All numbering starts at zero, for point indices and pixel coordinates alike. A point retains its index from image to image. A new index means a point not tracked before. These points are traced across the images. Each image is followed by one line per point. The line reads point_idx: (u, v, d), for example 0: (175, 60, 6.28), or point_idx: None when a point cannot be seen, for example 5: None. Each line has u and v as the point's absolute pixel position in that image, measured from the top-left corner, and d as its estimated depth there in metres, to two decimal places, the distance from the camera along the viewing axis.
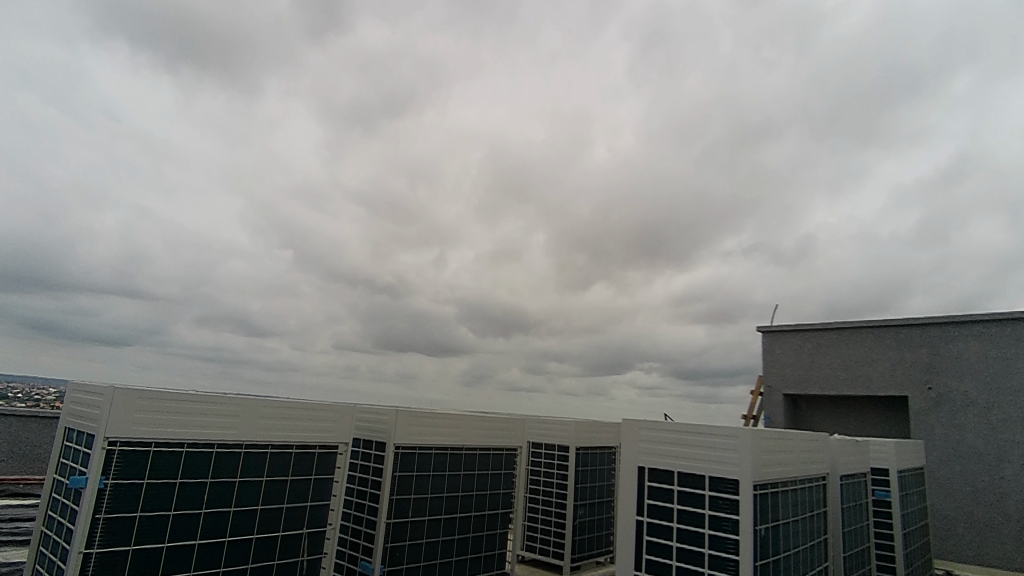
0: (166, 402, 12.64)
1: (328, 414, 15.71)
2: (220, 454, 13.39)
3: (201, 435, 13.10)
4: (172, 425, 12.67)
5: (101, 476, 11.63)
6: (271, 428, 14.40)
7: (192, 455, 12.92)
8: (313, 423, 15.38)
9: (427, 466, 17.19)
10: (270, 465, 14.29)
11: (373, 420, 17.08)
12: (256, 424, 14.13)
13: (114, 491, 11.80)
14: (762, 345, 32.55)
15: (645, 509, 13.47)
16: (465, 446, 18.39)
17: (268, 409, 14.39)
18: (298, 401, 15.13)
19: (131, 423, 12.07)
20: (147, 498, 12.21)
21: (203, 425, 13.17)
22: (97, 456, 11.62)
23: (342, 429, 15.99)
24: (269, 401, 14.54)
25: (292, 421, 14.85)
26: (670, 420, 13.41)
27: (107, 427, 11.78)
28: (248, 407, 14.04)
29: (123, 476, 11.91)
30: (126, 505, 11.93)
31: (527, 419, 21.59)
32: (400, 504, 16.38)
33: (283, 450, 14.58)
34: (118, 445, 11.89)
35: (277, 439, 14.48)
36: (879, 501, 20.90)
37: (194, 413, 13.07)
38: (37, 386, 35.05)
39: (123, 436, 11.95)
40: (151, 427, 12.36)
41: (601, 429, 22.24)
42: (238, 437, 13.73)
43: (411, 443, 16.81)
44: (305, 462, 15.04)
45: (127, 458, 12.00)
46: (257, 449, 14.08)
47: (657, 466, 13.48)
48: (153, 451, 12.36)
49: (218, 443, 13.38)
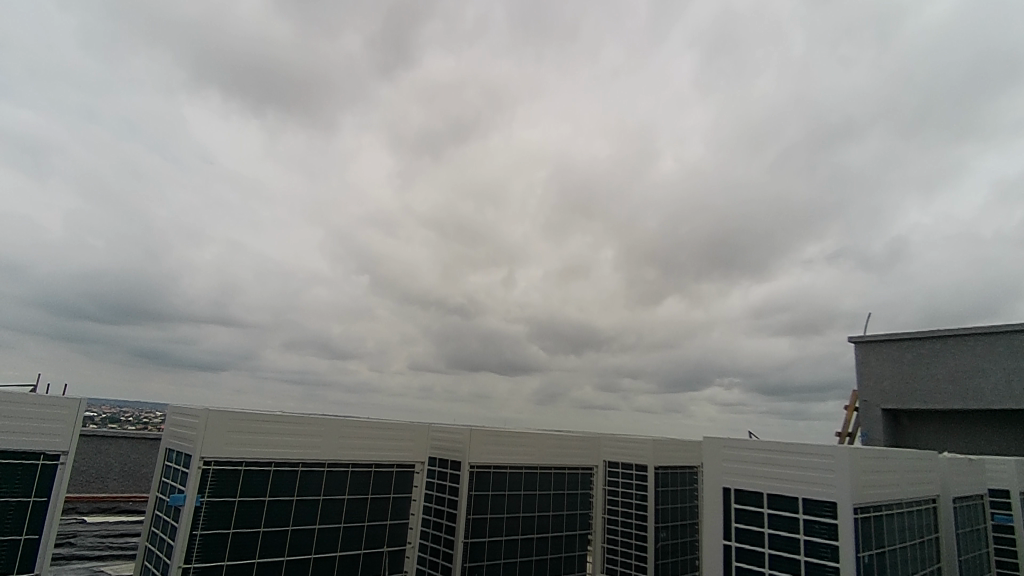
0: (255, 423, 13.20)
1: (404, 433, 15.89)
2: (304, 473, 13.80)
3: (287, 454, 13.57)
4: (260, 445, 13.20)
5: (197, 494, 12.27)
6: (352, 447, 14.73)
7: (279, 474, 13.40)
8: (391, 442, 15.58)
9: (502, 485, 17.02)
10: (351, 484, 14.59)
11: (448, 439, 17.13)
12: (337, 443, 14.49)
13: (210, 508, 12.40)
14: (855, 357, 30.32)
15: (732, 533, 12.65)
16: (540, 465, 18.08)
17: (348, 429, 14.73)
18: (376, 420, 15.41)
19: (224, 443, 12.69)
20: (239, 515, 12.74)
21: (288, 445, 13.63)
22: (194, 475, 12.27)
23: (419, 448, 16.11)
24: (349, 420, 14.88)
25: (370, 440, 15.12)
26: (756, 438, 12.65)
27: (203, 447, 12.43)
28: (330, 427, 14.42)
29: (217, 494, 12.51)
30: (220, 522, 12.49)
31: (602, 438, 21.00)
32: (477, 524, 16.29)
33: (363, 469, 14.85)
34: (213, 465, 12.52)
35: (357, 458, 14.78)
36: (999, 526, 18.74)
37: (280, 433, 13.55)
38: (146, 410, 38.06)
39: (217, 456, 12.56)
40: (241, 448, 12.93)
41: (680, 447, 21.34)
42: (321, 456, 14.12)
43: (485, 461, 16.72)
44: (384, 481, 15.26)
45: (220, 477, 12.61)
46: (338, 468, 14.42)
47: (744, 487, 12.68)
48: (244, 470, 12.91)
49: (302, 462, 13.80)
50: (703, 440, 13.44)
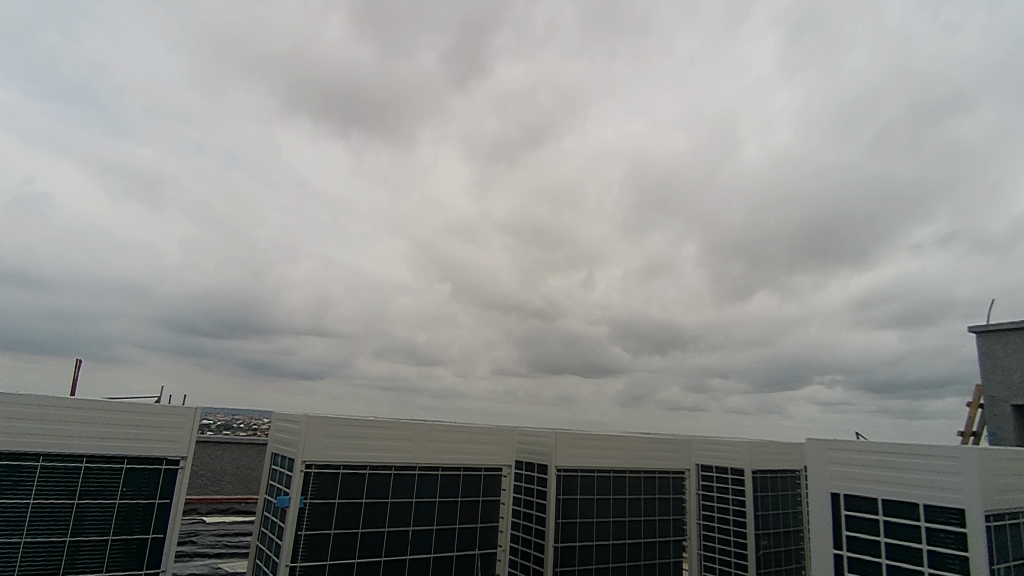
0: (350, 428, 13.74)
1: (491, 437, 15.99)
2: (397, 476, 14.22)
3: (381, 458, 14.03)
4: (356, 449, 13.74)
5: (301, 496, 12.94)
6: (441, 451, 15.01)
7: (373, 477, 13.88)
8: (478, 445, 15.74)
9: (590, 489, 16.75)
10: (441, 487, 14.87)
11: (533, 442, 17.08)
12: (427, 447, 14.80)
13: (312, 510, 13.04)
14: (977, 348, 27.41)
15: (843, 541, 11.72)
16: (629, 469, 17.64)
17: (437, 433, 15.02)
18: (463, 424, 15.61)
19: (323, 448, 13.32)
20: (339, 517, 13.30)
21: (381, 449, 14.09)
22: (297, 478, 12.95)
23: (506, 452, 16.16)
24: (437, 424, 15.18)
25: (458, 444, 15.34)
26: (866, 439, 11.69)
27: (304, 452, 13.11)
28: (420, 431, 14.77)
29: (318, 496, 13.14)
30: (322, 523, 13.10)
31: (693, 440, 20.20)
32: (566, 528, 16.11)
33: (452, 472, 15.10)
34: (314, 468, 13.17)
35: (446, 462, 15.04)
36: None
37: (374, 438, 14.03)
38: (256, 417, 40.86)
39: (317, 460, 13.21)
40: (338, 451, 13.51)
41: (778, 449, 20.13)
42: (412, 459, 14.49)
43: (572, 465, 16.52)
44: (473, 484, 15.44)
45: (320, 480, 13.24)
46: (429, 471, 14.74)
47: (855, 492, 11.72)
48: (341, 473, 13.48)
49: (395, 465, 14.22)
50: (805, 442, 12.60)
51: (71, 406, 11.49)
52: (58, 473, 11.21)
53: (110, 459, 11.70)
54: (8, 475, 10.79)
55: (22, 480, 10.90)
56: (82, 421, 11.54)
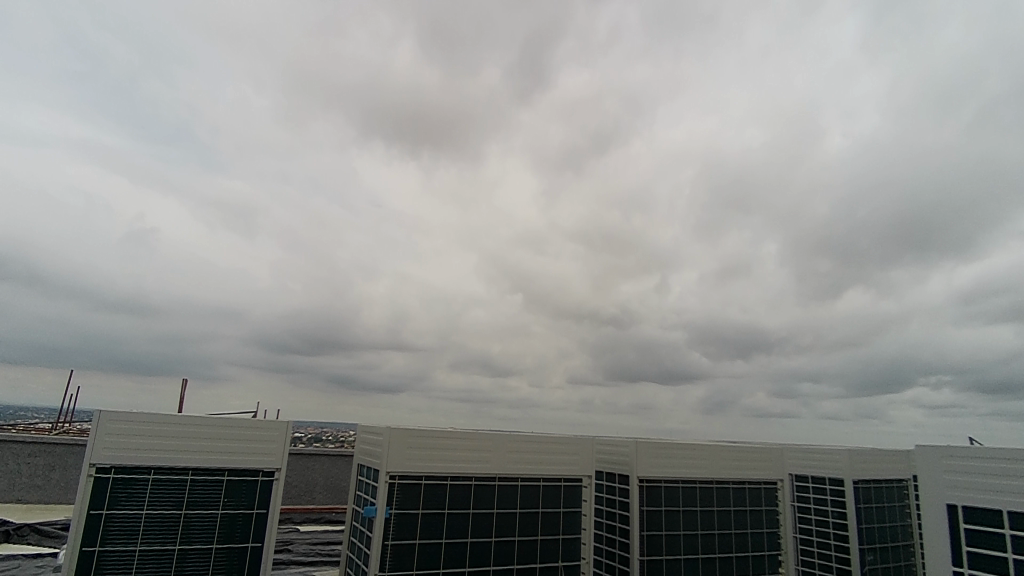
0: (431, 439, 13.96)
1: (570, 447, 15.77)
2: (478, 486, 14.30)
3: (461, 469, 14.16)
4: (437, 460, 13.94)
5: (386, 506, 13.27)
6: (521, 461, 14.96)
7: (455, 487, 14.03)
8: (558, 456, 15.55)
9: (675, 501, 16.16)
10: (521, 498, 14.81)
11: (614, 452, 16.69)
12: (506, 458, 14.80)
13: (397, 520, 13.33)
14: None
15: (964, 559, 10.61)
16: (716, 480, 16.89)
17: (516, 444, 14.99)
18: (541, 434, 15.51)
19: (405, 458, 13.61)
20: (423, 527, 13.53)
21: (462, 459, 14.22)
22: (383, 488, 13.30)
23: (586, 462, 15.88)
24: (516, 435, 15.15)
25: (537, 455, 15.24)
26: (985, 446, 10.60)
27: (388, 462, 13.45)
28: (498, 441, 14.78)
29: (403, 506, 13.43)
30: (407, 533, 13.37)
31: (785, 448, 19.07)
32: (652, 541, 15.59)
33: (533, 483, 15.02)
34: (398, 479, 13.48)
35: (526, 472, 14.97)
36: None
37: (453, 449, 14.17)
38: (343, 429, 42.57)
39: (400, 470, 13.51)
40: (420, 462, 13.77)
41: (881, 457, 18.63)
42: (492, 470, 14.53)
43: (655, 475, 16.02)
44: (554, 495, 15.27)
45: (405, 490, 13.53)
46: (509, 482, 14.72)
47: (975, 504, 10.63)
48: (424, 484, 13.72)
49: (475, 476, 14.31)
50: (914, 449, 11.59)
51: (177, 421, 12.36)
52: (167, 485, 12.08)
53: (211, 472, 12.48)
54: (125, 487, 11.75)
55: (136, 491, 11.83)
56: (187, 435, 12.37)
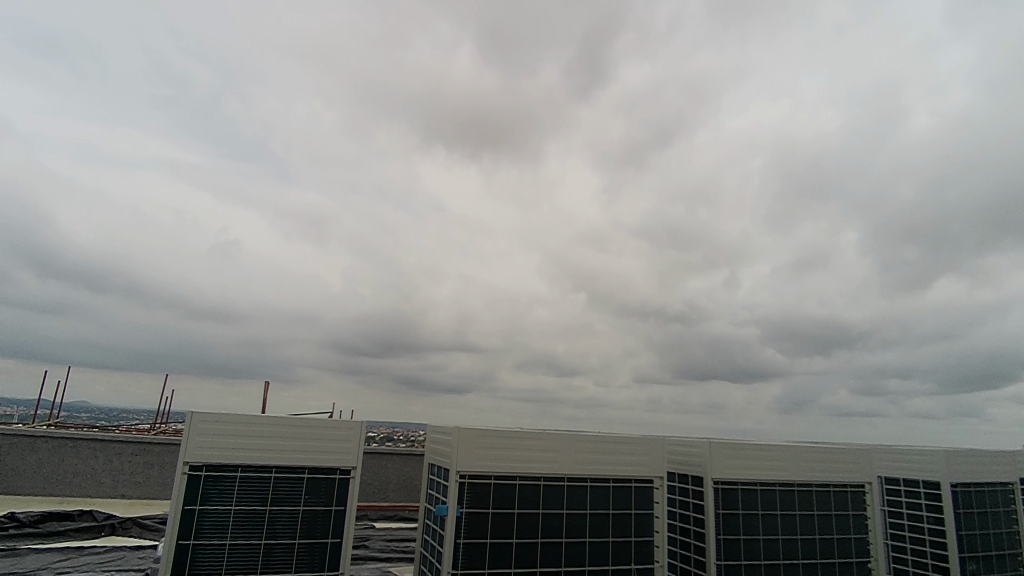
0: (499, 438, 14.02)
1: (640, 447, 15.44)
2: (547, 486, 14.25)
3: (530, 469, 14.16)
4: (506, 460, 14.00)
5: (457, 505, 13.46)
6: (589, 462, 14.79)
7: (524, 487, 14.05)
8: (627, 456, 15.26)
9: (753, 504, 15.51)
10: (591, 499, 14.65)
11: (686, 453, 16.20)
12: (574, 458, 14.66)
13: (468, 519, 13.49)
14: None
15: None
16: (796, 482, 16.09)
17: (584, 444, 14.83)
18: (610, 435, 15.26)
19: (474, 458, 13.74)
20: (494, 526, 13.63)
21: (530, 459, 14.21)
22: (453, 488, 13.49)
23: (657, 463, 15.51)
24: (584, 435, 14.98)
25: (606, 455, 15.01)
26: None
27: (458, 462, 13.62)
28: (566, 441, 14.66)
29: (473, 505, 13.58)
30: (478, 532, 13.51)
31: (872, 449, 17.90)
32: (729, 545, 15.04)
33: (602, 484, 14.82)
34: (467, 478, 13.64)
35: (595, 473, 14.79)
36: None
37: (522, 449, 14.18)
38: (413, 429, 43.65)
39: (470, 470, 13.67)
40: (489, 462, 13.86)
41: (983, 458, 17.15)
42: (561, 470, 14.43)
43: (731, 477, 15.43)
44: (625, 496, 15.01)
45: (475, 489, 13.68)
46: (578, 482, 14.59)
47: None
48: (493, 483, 13.82)
49: (544, 476, 14.26)
50: None
51: (260, 422, 13.01)
52: (252, 482, 12.75)
53: (292, 470, 13.07)
54: (215, 484, 12.49)
55: (225, 488, 12.56)
56: (270, 435, 13.00)
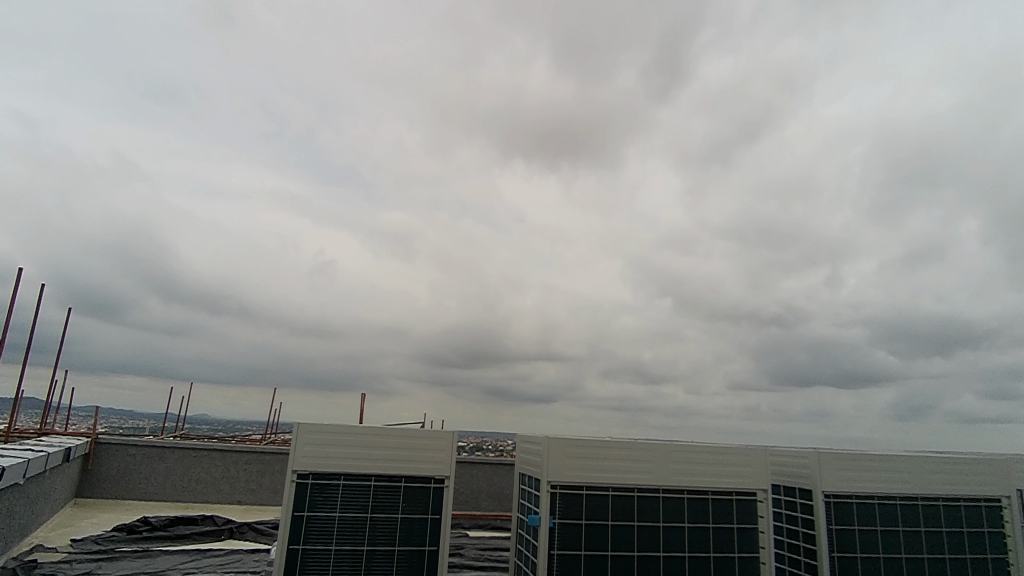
0: (589, 448, 13.77)
1: (739, 457, 14.62)
2: (641, 498, 13.82)
3: (623, 480, 13.78)
4: (597, 470, 13.71)
5: (550, 515, 13.33)
6: (685, 473, 14.19)
7: (617, 498, 13.70)
8: (726, 467, 14.49)
9: (871, 520, 14.26)
10: (689, 511, 14.04)
11: (792, 464, 15.16)
12: (670, 469, 14.12)
13: (562, 530, 13.33)
14: None
15: None
16: (920, 496, 14.63)
17: (679, 454, 14.25)
18: (706, 445, 14.57)
19: (565, 468, 13.57)
20: (587, 537, 13.38)
21: (623, 470, 13.83)
22: (545, 498, 13.37)
23: (759, 474, 14.63)
24: (678, 445, 14.40)
25: (704, 466, 14.34)
26: None
27: (548, 472, 13.50)
28: (660, 451, 14.15)
29: (566, 516, 13.40)
30: (572, 543, 13.32)
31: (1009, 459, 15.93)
32: (845, 564, 13.91)
33: (700, 496, 14.16)
34: (559, 488, 13.48)
35: (693, 485, 14.15)
36: None
37: (613, 458, 13.84)
38: (502, 439, 44.02)
39: (561, 480, 13.50)
40: (581, 472, 13.63)
41: None
42: (655, 481, 13.94)
43: (844, 491, 14.25)
44: (725, 509, 14.26)
45: (566, 500, 13.50)
46: (674, 494, 14.04)
47: None
48: (585, 494, 13.58)
49: (638, 487, 13.84)
50: None
51: (358, 432, 13.55)
52: (353, 490, 13.30)
53: (389, 478, 13.51)
54: (320, 491, 13.14)
55: (329, 496, 13.18)
56: (367, 444, 13.52)
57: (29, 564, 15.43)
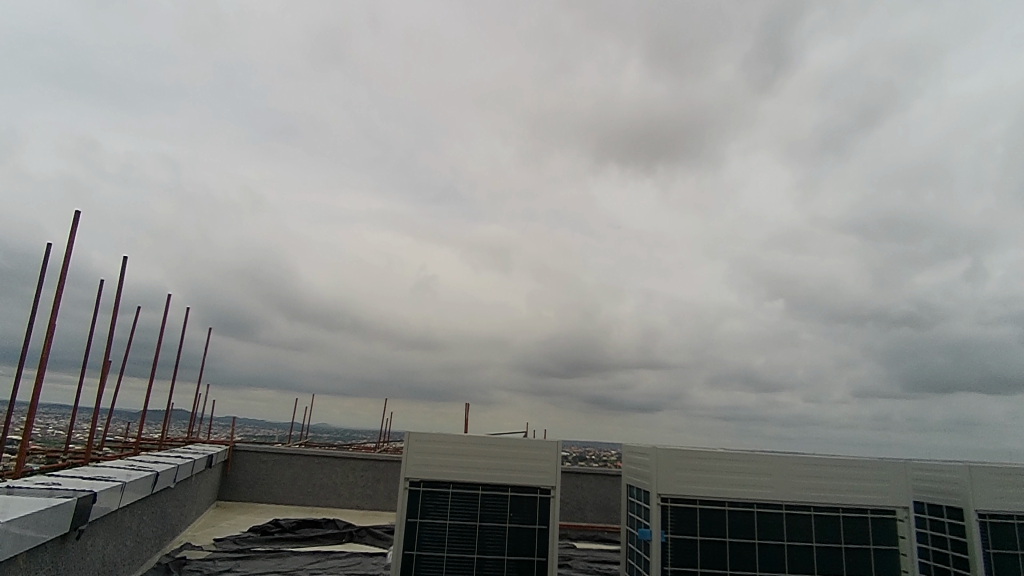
0: (700, 460, 13.12)
1: (873, 472, 13.29)
2: (761, 514, 12.94)
3: (740, 494, 12.97)
4: (711, 483, 13.01)
5: (662, 529, 12.81)
6: (811, 488, 13.10)
7: (734, 513, 12.93)
8: (858, 482, 13.21)
9: None
10: (816, 530, 12.95)
11: (935, 479, 13.55)
12: (792, 483, 13.10)
13: (675, 545, 12.78)
14: None
15: None
16: None
17: (802, 467, 13.19)
18: (833, 457, 13.38)
19: (676, 481, 12.99)
20: (703, 554, 12.73)
21: (739, 484, 13.02)
22: (656, 511, 12.87)
23: (897, 490, 13.23)
24: (801, 457, 13.34)
25: (831, 480, 13.17)
26: None
27: (658, 484, 12.98)
28: (781, 464, 13.18)
29: (678, 531, 12.83)
30: (687, 560, 12.72)
31: None
32: None
33: (829, 513, 13.02)
34: (670, 502, 12.93)
35: (820, 500, 13.03)
36: None
37: (727, 471, 13.07)
38: (606, 449, 43.36)
39: (672, 493, 12.94)
40: (693, 485, 13.00)
41: None
42: (777, 496, 13.00)
43: (1003, 510, 12.51)
44: (859, 528, 13.01)
45: (679, 513, 12.92)
46: (799, 511, 13.01)
47: None
48: (699, 508, 12.93)
49: (757, 503, 12.97)
50: None
51: (464, 441, 13.82)
52: (462, 498, 13.58)
53: (496, 488, 13.65)
54: (431, 499, 13.54)
55: (439, 504, 13.53)
56: (474, 454, 13.75)
57: (180, 560, 17.16)
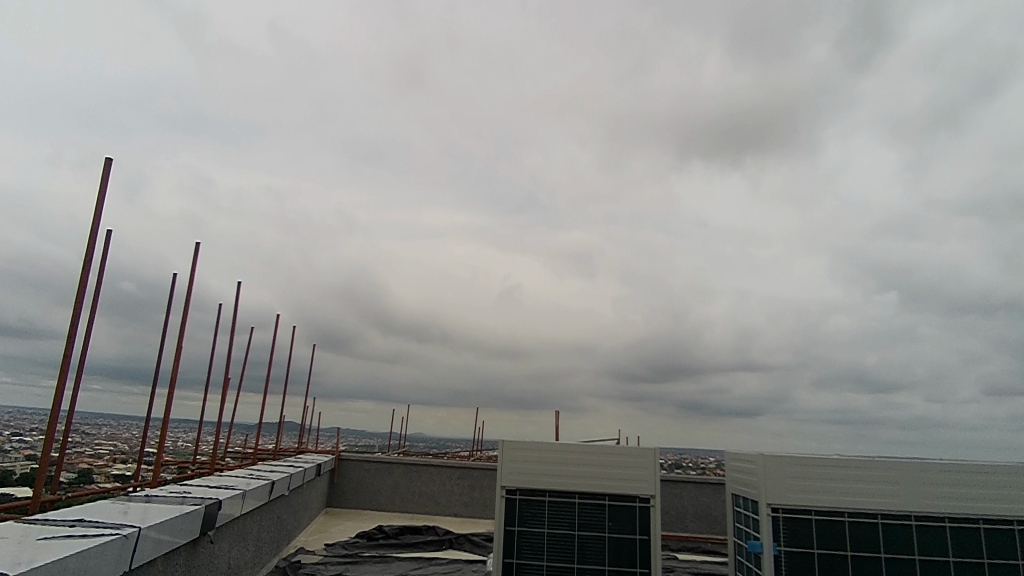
0: (813, 467, 12.24)
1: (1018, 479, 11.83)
2: (887, 525, 11.86)
3: (860, 504, 11.96)
4: (826, 492, 12.09)
5: (773, 542, 12.03)
6: (944, 497, 11.85)
7: (856, 525, 11.93)
8: (1000, 491, 11.81)
9: None
10: (954, 544, 11.67)
11: None
12: (921, 491, 11.91)
13: (790, 559, 11.96)
14: None
15: None
16: None
17: (931, 473, 11.97)
18: (968, 463, 12.03)
19: (786, 489, 12.18)
20: (822, 569, 11.83)
21: (859, 493, 12.01)
22: (766, 522, 12.11)
23: None
24: (930, 463, 12.10)
25: (967, 488, 11.86)
26: None
27: (767, 493, 12.22)
28: (906, 470, 12.03)
29: (792, 543, 12.00)
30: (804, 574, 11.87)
31: None
32: None
33: (967, 525, 11.71)
34: (781, 512, 12.14)
35: (956, 511, 11.75)
36: None
37: (845, 478, 12.10)
38: (704, 456, 41.72)
39: (784, 503, 12.14)
40: (806, 494, 12.13)
41: None
42: (904, 507, 11.86)
43: None
44: (1005, 543, 11.60)
45: (792, 525, 12.09)
46: (931, 522, 11.80)
47: None
48: (815, 519, 12.05)
49: (881, 513, 11.91)
50: None
51: (559, 449, 13.73)
52: (559, 506, 13.49)
53: (594, 496, 13.45)
54: (528, 507, 13.55)
55: (537, 512, 13.52)
56: (569, 462, 13.63)
57: (296, 564, 18.23)
